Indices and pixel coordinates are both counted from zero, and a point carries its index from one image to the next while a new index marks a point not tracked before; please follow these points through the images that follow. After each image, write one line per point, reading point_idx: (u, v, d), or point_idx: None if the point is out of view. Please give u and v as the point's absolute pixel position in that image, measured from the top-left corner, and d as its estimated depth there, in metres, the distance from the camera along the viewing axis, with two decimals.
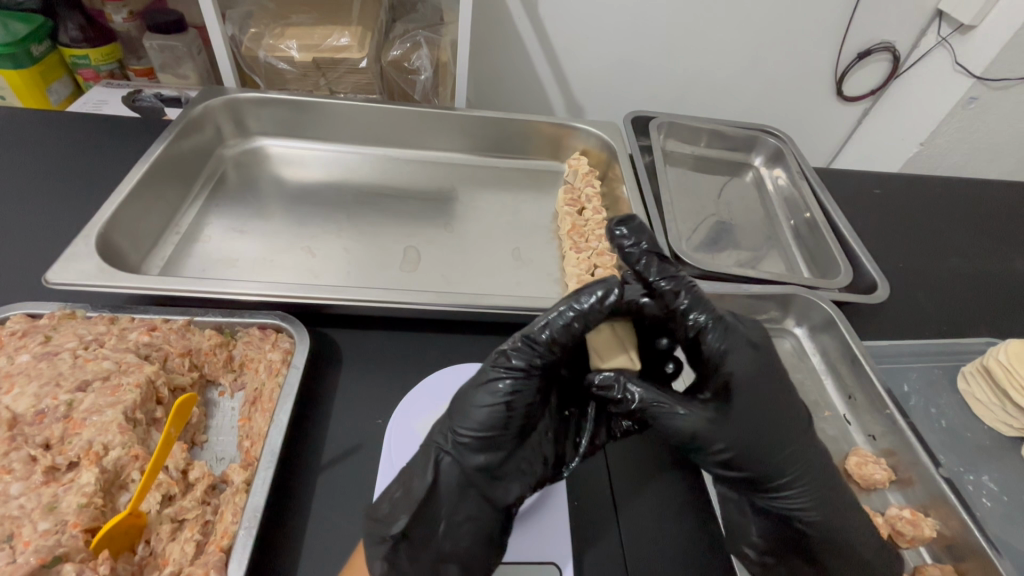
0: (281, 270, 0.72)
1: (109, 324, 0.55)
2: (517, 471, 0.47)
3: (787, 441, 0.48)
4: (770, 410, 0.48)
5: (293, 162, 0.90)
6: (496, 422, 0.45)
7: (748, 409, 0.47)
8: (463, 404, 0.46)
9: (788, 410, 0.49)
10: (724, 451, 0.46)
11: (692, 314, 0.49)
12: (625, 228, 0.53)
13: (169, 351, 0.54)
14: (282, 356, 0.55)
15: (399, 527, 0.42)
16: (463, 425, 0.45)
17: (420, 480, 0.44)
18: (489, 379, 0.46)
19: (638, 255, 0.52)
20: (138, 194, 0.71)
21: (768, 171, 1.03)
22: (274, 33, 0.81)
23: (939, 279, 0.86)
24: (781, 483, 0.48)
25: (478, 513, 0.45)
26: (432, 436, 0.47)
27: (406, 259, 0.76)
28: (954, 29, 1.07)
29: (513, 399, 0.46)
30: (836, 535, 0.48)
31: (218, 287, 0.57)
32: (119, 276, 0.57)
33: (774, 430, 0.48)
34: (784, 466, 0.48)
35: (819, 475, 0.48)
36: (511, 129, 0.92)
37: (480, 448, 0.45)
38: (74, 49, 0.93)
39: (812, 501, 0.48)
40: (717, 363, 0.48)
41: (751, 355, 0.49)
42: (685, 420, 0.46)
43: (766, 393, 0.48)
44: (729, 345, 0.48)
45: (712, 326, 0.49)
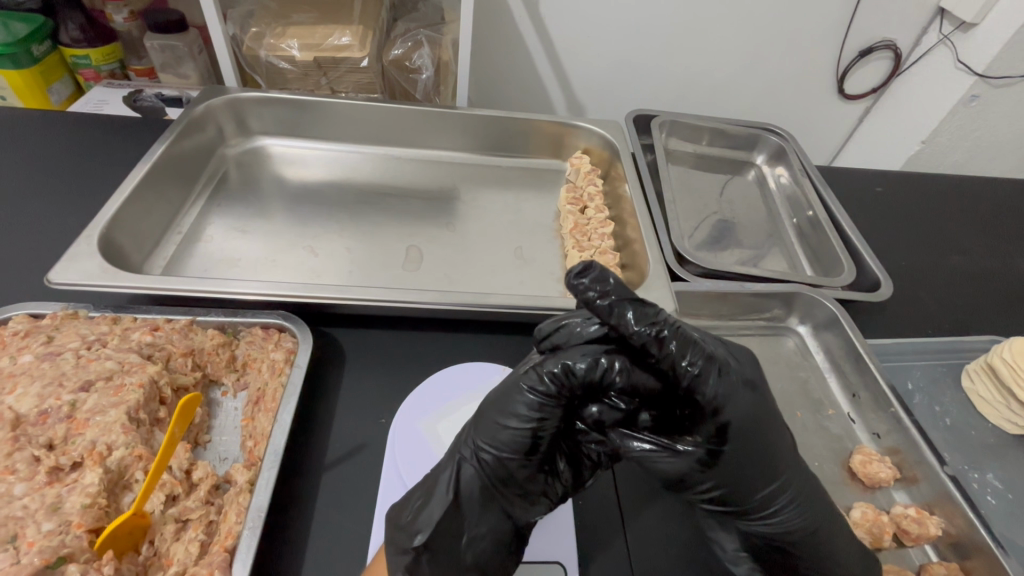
0: (284, 269, 0.72)
1: (111, 324, 0.55)
2: (540, 492, 0.46)
3: (778, 471, 0.45)
4: (761, 444, 0.44)
5: (295, 162, 0.90)
6: (519, 443, 0.44)
7: (736, 454, 0.43)
8: (489, 420, 0.45)
9: (778, 435, 0.45)
10: (713, 488, 0.44)
11: (684, 362, 0.42)
12: (587, 277, 0.42)
13: (172, 351, 0.53)
14: (285, 355, 0.55)
15: (420, 540, 0.42)
16: (486, 442, 0.45)
17: (442, 495, 0.44)
18: (518, 401, 0.44)
19: (616, 311, 0.42)
20: (140, 194, 0.71)
21: (770, 169, 1.03)
22: (275, 32, 0.81)
23: (942, 276, 0.85)
24: (769, 511, 0.46)
25: (498, 526, 0.44)
26: (457, 448, 0.46)
27: (408, 258, 0.76)
28: (957, 26, 1.06)
29: (540, 425, 0.44)
30: (825, 553, 0.47)
31: (220, 286, 0.57)
32: (121, 276, 0.57)
33: (766, 465, 0.44)
34: (773, 497, 0.45)
35: (809, 499, 0.46)
36: (513, 128, 0.92)
37: (503, 468, 0.44)
38: (75, 49, 0.93)
39: (800, 528, 0.46)
40: (709, 408, 0.42)
41: (744, 395, 0.44)
42: (675, 463, 0.43)
43: (760, 429, 0.44)
44: (721, 389, 0.42)
45: (703, 370, 0.42)
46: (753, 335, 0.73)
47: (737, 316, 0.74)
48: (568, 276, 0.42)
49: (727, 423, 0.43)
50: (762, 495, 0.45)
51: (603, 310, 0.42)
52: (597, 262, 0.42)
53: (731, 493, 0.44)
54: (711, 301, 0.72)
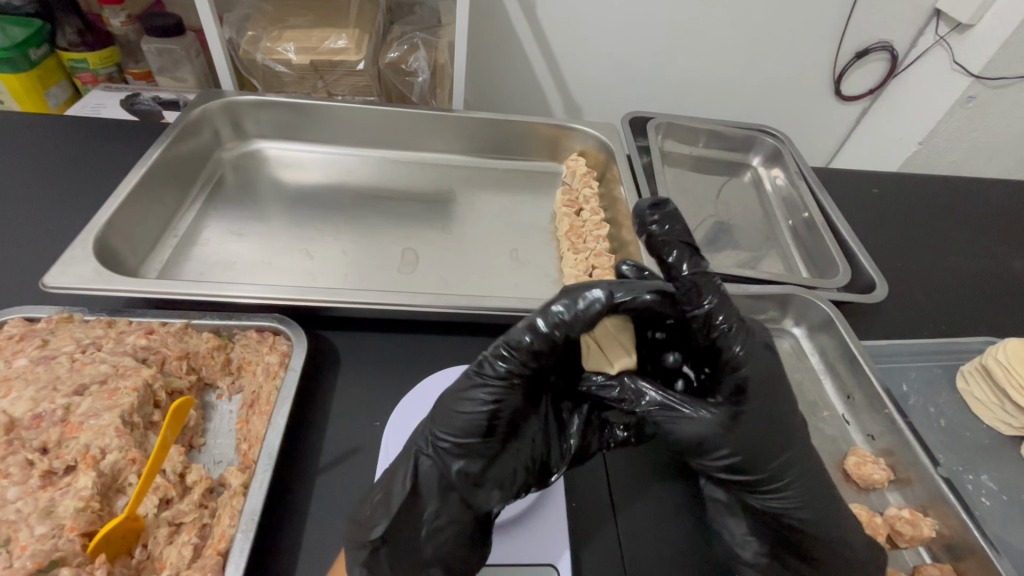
0: (279, 272, 0.72)
1: (106, 328, 0.55)
2: (502, 479, 0.45)
3: (789, 442, 0.46)
4: (780, 414, 0.46)
5: (292, 165, 0.90)
6: (475, 428, 0.44)
7: (752, 417, 0.45)
8: (446, 409, 0.45)
9: (792, 413, 0.47)
10: (729, 456, 0.44)
11: (717, 316, 0.46)
12: (658, 212, 0.51)
13: (167, 354, 0.54)
14: (280, 358, 0.55)
15: (377, 533, 0.43)
16: (442, 430, 0.44)
17: (400, 486, 0.44)
18: (472, 387, 0.45)
19: (668, 247, 0.49)
20: (136, 198, 0.71)
21: (766, 170, 1.03)
22: (271, 35, 0.82)
23: (938, 277, 0.86)
24: (778, 487, 0.46)
25: (460, 516, 0.44)
26: (414, 440, 0.46)
27: (404, 260, 0.76)
28: (952, 27, 1.07)
29: (497, 407, 0.44)
30: (831, 536, 0.46)
31: (215, 290, 0.58)
32: (116, 280, 0.57)
33: (776, 434, 0.45)
34: (785, 469, 0.45)
35: (814, 478, 0.47)
36: (509, 130, 0.92)
37: (461, 454, 0.44)
38: (72, 54, 0.94)
39: (808, 507, 0.46)
40: (731, 365, 0.45)
41: (764, 358, 0.46)
42: (693, 426, 0.44)
43: (774, 397, 0.46)
44: (746, 349, 0.45)
45: (732, 329, 0.46)
46: None
47: None
48: (638, 207, 0.51)
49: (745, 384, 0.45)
50: (778, 468, 0.45)
51: (657, 244, 0.50)
52: (670, 203, 0.51)
53: (747, 462, 0.45)
54: None
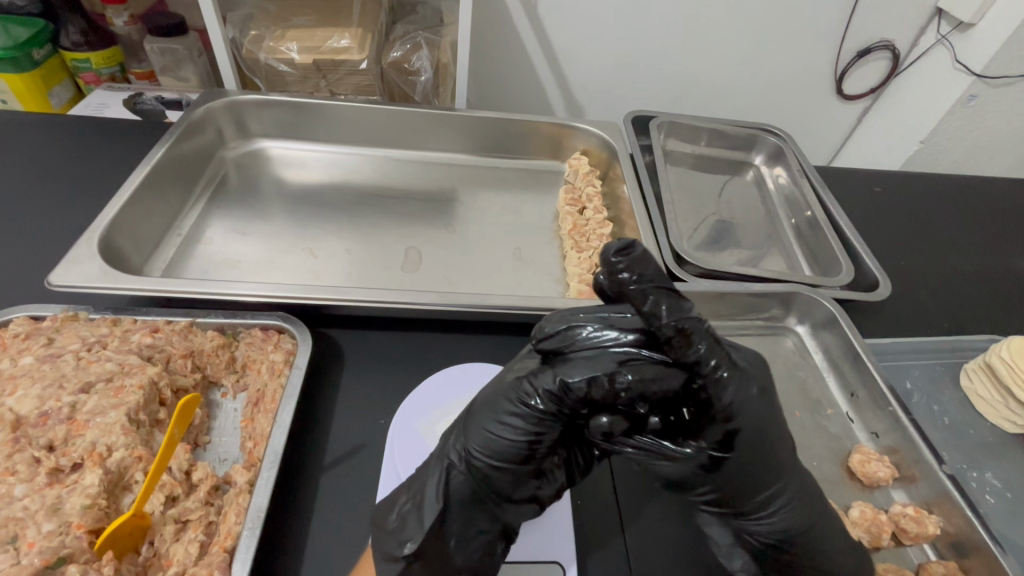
0: (284, 270, 0.72)
1: (111, 326, 0.55)
2: (531, 497, 0.46)
3: (779, 474, 0.45)
4: (766, 454, 0.44)
5: (294, 164, 0.90)
6: (513, 455, 0.43)
7: (737, 461, 0.43)
8: (481, 426, 0.44)
9: (782, 448, 0.45)
10: (708, 492, 0.45)
11: (707, 363, 0.40)
12: (625, 259, 0.39)
13: (172, 352, 0.54)
14: (284, 357, 0.56)
15: (410, 549, 0.43)
16: (478, 449, 0.44)
17: (432, 502, 0.44)
18: (513, 411, 0.43)
19: (643, 295, 0.39)
20: (140, 197, 0.71)
21: (769, 169, 1.03)
22: (274, 35, 0.83)
23: (940, 275, 0.86)
24: (760, 515, 0.46)
25: (488, 528, 0.45)
26: (446, 453, 0.45)
27: (407, 259, 0.76)
28: (954, 26, 1.07)
29: (536, 436, 0.43)
30: (813, 558, 0.47)
31: (220, 288, 0.58)
32: (120, 278, 0.57)
33: (761, 471, 0.44)
34: (768, 501, 0.45)
35: (804, 502, 0.46)
36: (512, 129, 0.92)
37: (497, 477, 0.44)
38: (75, 53, 0.94)
39: (792, 533, 0.46)
40: (720, 416, 0.41)
41: (758, 402, 0.42)
42: (674, 467, 0.44)
43: (764, 438, 0.43)
44: (739, 398, 0.41)
45: (724, 375, 0.41)
46: (752, 335, 0.73)
47: (736, 316, 0.74)
48: (603, 251, 0.40)
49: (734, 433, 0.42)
50: (762, 500, 0.45)
51: (632, 295, 0.39)
52: (639, 242, 0.39)
53: (728, 497, 0.45)
54: (709, 301, 0.72)
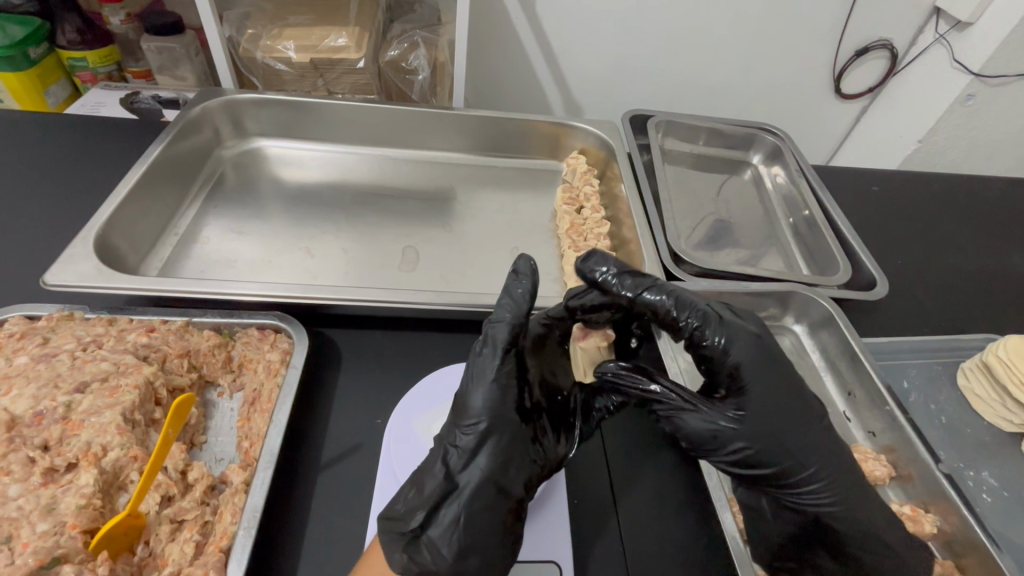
0: (280, 269, 0.72)
1: (107, 326, 0.55)
2: (525, 456, 0.46)
3: (805, 427, 0.47)
4: (784, 399, 0.47)
5: (291, 163, 0.90)
6: (489, 403, 0.46)
7: (755, 405, 0.46)
8: (463, 399, 0.47)
9: (803, 398, 0.48)
10: (744, 448, 0.46)
11: (687, 314, 0.49)
12: (592, 262, 0.52)
13: (168, 352, 0.53)
14: (281, 356, 0.56)
15: (417, 521, 0.43)
16: (465, 418, 0.46)
17: (432, 479, 0.44)
18: (476, 366, 0.48)
19: (619, 285, 0.51)
20: (136, 196, 0.71)
21: (767, 168, 1.03)
22: (271, 33, 0.83)
23: (938, 275, 0.86)
24: (802, 475, 0.46)
25: (494, 498, 0.44)
26: (444, 436, 0.47)
27: (404, 258, 0.76)
28: (953, 25, 1.07)
29: (506, 380, 0.47)
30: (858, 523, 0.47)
31: (215, 287, 0.57)
32: (116, 277, 0.57)
33: (787, 420, 0.47)
34: (804, 457, 0.46)
35: (839, 468, 0.47)
36: (509, 128, 0.92)
37: (488, 436, 0.45)
38: (71, 52, 0.94)
39: (834, 493, 0.47)
40: (717, 358, 0.48)
41: (753, 343, 0.48)
42: (699, 416, 0.47)
43: (777, 381, 0.47)
44: (727, 336, 0.47)
45: (709, 323, 0.48)
46: None
47: None
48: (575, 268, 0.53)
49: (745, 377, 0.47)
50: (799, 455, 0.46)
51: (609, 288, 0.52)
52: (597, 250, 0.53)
53: (764, 453, 0.46)
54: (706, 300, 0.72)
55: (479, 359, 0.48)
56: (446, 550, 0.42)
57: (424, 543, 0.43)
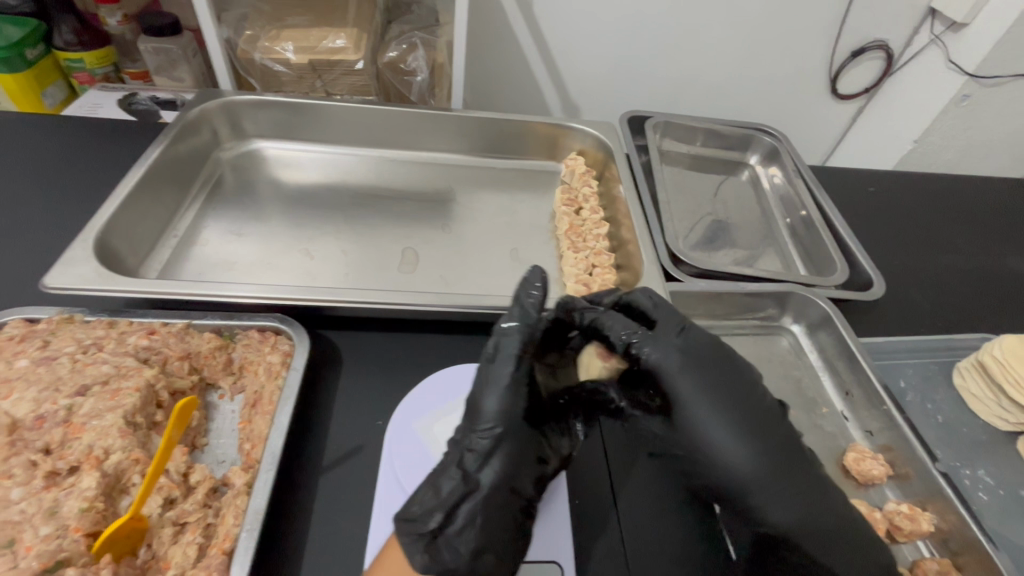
0: (280, 271, 0.72)
1: (107, 328, 0.55)
2: (536, 463, 0.47)
3: (745, 430, 0.48)
4: (716, 413, 0.48)
5: (290, 165, 0.90)
6: (507, 410, 0.46)
7: (684, 418, 0.49)
8: (475, 402, 0.47)
9: (741, 412, 0.49)
10: (679, 453, 0.51)
11: (619, 335, 0.51)
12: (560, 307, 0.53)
13: (169, 354, 0.54)
14: (281, 359, 0.56)
15: (435, 522, 0.43)
16: (478, 423, 0.46)
17: (448, 480, 0.45)
18: (494, 373, 0.48)
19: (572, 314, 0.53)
20: (136, 198, 0.70)
21: (764, 169, 1.04)
22: (269, 35, 0.83)
23: (934, 274, 0.86)
24: (738, 491, 0.47)
25: (506, 502, 0.45)
26: (457, 439, 0.47)
27: (404, 260, 0.76)
28: (947, 26, 1.08)
29: (526, 389, 0.47)
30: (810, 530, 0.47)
31: (215, 290, 0.57)
32: (117, 280, 0.57)
33: (717, 433, 0.48)
34: (739, 464, 0.47)
35: (783, 486, 0.47)
36: (508, 129, 0.92)
37: (502, 443, 0.46)
38: (68, 53, 0.94)
39: (774, 508, 0.47)
40: (648, 374, 0.50)
41: (682, 360, 0.49)
42: (647, 420, 0.53)
43: (710, 394, 0.49)
44: (654, 354, 0.50)
45: (640, 341, 0.50)
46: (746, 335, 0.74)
47: (730, 316, 0.74)
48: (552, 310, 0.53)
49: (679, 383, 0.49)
50: (736, 459, 0.47)
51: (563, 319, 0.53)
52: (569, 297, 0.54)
53: (696, 462, 0.49)
54: (705, 301, 0.72)
55: (490, 365, 0.48)
56: (464, 552, 0.43)
57: (441, 545, 0.43)
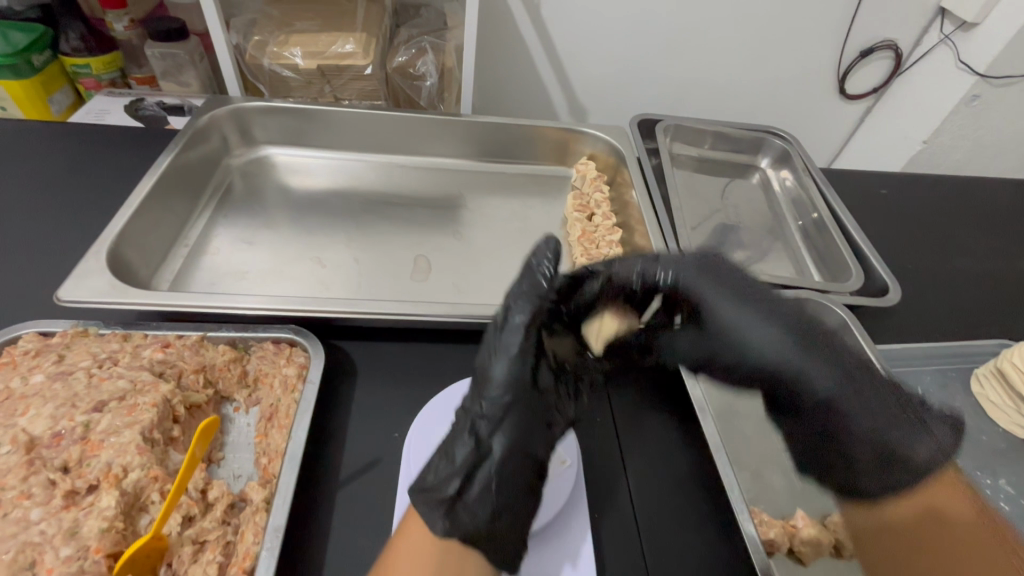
0: (292, 280, 0.71)
1: (122, 342, 0.54)
2: (546, 426, 0.46)
3: (768, 315, 0.52)
4: (738, 304, 0.53)
5: (299, 171, 0.89)
6: (513, 378, 0.45)
7: (713, 320, 0.53)
8: (483, 371, 0.46)
9: (757, 300, 0.53)
10: (717, 362, 0.54)
11: (638, 268, 0.54)
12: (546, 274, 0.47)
13: (184, 368, 0.53)
14: (297, 371, 0.55)
15: (453, 487, 0.43)
16: (488, 391, 0.45)
17: (461, 446, 0.44)
18: (501, 341, 0.47)
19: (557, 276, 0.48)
20: (148, 207, 0.70)
21: (775, 172, 1.03)
22: (278, 40, 0.82)
23: (948, 278, 0.86)
24: (794, 377, 0.50)
25: (520, 463, 0.45)
26: (466, 406, 0.47)
27: (416, 268, 0.75)
28: (958, 25, 1.07)
29: (530, 355, 0.46)
30: (849, 414, 0.49)
31: (229, 302, 0.57)
32: (131, 292, 0.57)
33: (744, 329, 0.52)
34: (778, 345, 0.51)
35: (830, 366, 0.50)
36: (518, 134, 0.92)
37: (512, 410, 0.45)
38: (74, 59, 0.94)
39: (829, 389, 0.49)
40: (670, 290, 0.55)
41: (695, 268, 0.55)
42: (680, 343, 0.56)
43: (729, 290, 0.53)
44: (670, 271, 0.54)
45: (655, 264, 0.55)
46: None
47: None
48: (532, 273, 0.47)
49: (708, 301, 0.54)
50: (769, 354, 0.51)
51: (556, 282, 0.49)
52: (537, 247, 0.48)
53: (742, 358, 0.52)
54: None
55: (499, 334, 0.47)
56: (475, 519, 0.42)
57: (455, 511, 0.42)
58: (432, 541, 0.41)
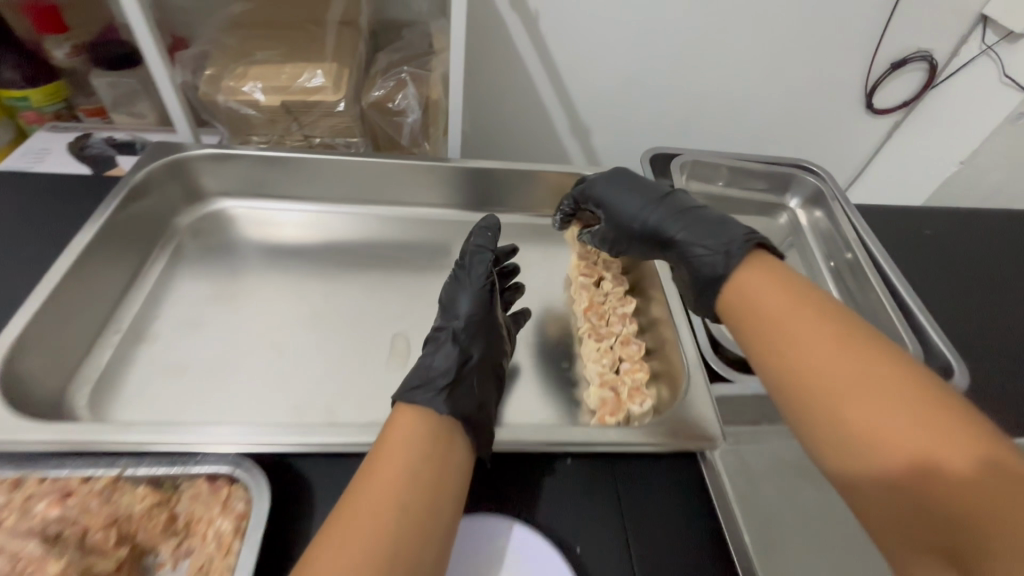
0: (244, 372, 0.60)
1: (12, 490, 0.44)
2: (500, 346, 0.59)
3: (649, 195, 0.67)
4: (635, 187, 0.68)
5: (261, 225, 0.78)
6: (480, 295, 0.61)
7: (617, 201, 0.68)
8: (450, 300, 0.62)
9: (645, 186, 0.68)
10: (620, 234, 0.68)
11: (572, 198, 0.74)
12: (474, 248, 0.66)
13: (88, 525, 0.42)
14: (235, 523, 0.44)
15: (446, 380, 0.50)
16: (460, 307, 0.60)
17: (444, 352, 0.54)
18: (461, 280, 0.63)
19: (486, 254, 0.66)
20: (73, 291, 0.60)
21: (807, 213, 0.91)
22: (234, 73, 0.70)
23: (1013, 347, 0.74)
24: (669, 233, 0.63)
25: (487, 366, 0.55)
26: (438, 326, 0.59)
27: (394, 352, 0.63)
28: (1002, 36, 0.95)
29: (486, 285, 0.62)
30: (693, 242, 0.59)
31: (156, 435, 0.47)
32: (31, 427, 0.47)
33: (635, 188, 0.68)
34: (648, 216, 0.65)
35: (691, 213, 0.62)
36: (515, 178, 0.80)
37: (476, 323, 0.58)
38: (10, 91, 0.81)
39: (687, 232, 0.61)
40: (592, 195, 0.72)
41: (614, 176, 0.70)
42: (599, 238, 0.71)
43: (630, 182, 0.69)
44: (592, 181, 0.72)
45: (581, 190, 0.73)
46: None
47: None
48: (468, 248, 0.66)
49: (598, 197, 0.70)
50: (642, 217, 0.65)
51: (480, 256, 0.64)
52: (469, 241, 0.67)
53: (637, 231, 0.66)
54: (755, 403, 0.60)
55: (461, 277, 0.63)
56: (467, 406, 0.49)
57: (454, 394, 0.49)
58: (427, 411, 0.46)
